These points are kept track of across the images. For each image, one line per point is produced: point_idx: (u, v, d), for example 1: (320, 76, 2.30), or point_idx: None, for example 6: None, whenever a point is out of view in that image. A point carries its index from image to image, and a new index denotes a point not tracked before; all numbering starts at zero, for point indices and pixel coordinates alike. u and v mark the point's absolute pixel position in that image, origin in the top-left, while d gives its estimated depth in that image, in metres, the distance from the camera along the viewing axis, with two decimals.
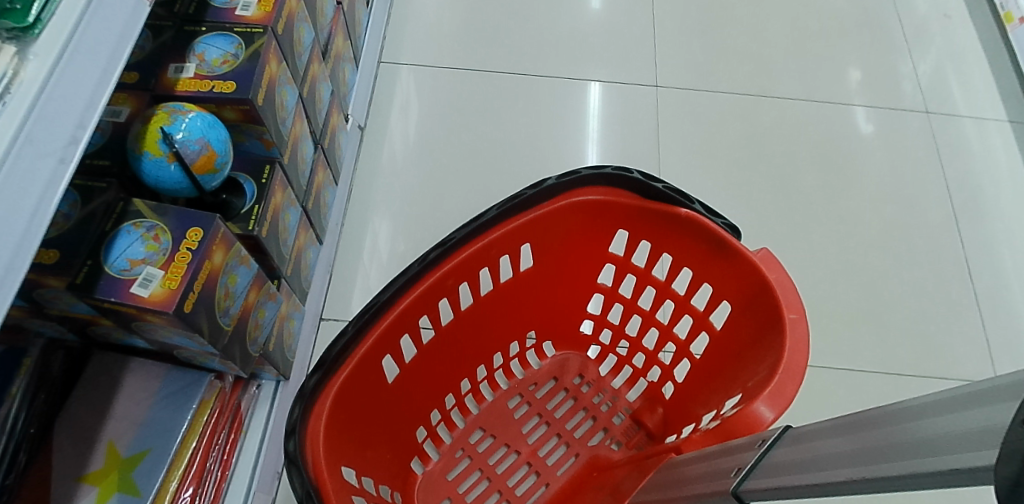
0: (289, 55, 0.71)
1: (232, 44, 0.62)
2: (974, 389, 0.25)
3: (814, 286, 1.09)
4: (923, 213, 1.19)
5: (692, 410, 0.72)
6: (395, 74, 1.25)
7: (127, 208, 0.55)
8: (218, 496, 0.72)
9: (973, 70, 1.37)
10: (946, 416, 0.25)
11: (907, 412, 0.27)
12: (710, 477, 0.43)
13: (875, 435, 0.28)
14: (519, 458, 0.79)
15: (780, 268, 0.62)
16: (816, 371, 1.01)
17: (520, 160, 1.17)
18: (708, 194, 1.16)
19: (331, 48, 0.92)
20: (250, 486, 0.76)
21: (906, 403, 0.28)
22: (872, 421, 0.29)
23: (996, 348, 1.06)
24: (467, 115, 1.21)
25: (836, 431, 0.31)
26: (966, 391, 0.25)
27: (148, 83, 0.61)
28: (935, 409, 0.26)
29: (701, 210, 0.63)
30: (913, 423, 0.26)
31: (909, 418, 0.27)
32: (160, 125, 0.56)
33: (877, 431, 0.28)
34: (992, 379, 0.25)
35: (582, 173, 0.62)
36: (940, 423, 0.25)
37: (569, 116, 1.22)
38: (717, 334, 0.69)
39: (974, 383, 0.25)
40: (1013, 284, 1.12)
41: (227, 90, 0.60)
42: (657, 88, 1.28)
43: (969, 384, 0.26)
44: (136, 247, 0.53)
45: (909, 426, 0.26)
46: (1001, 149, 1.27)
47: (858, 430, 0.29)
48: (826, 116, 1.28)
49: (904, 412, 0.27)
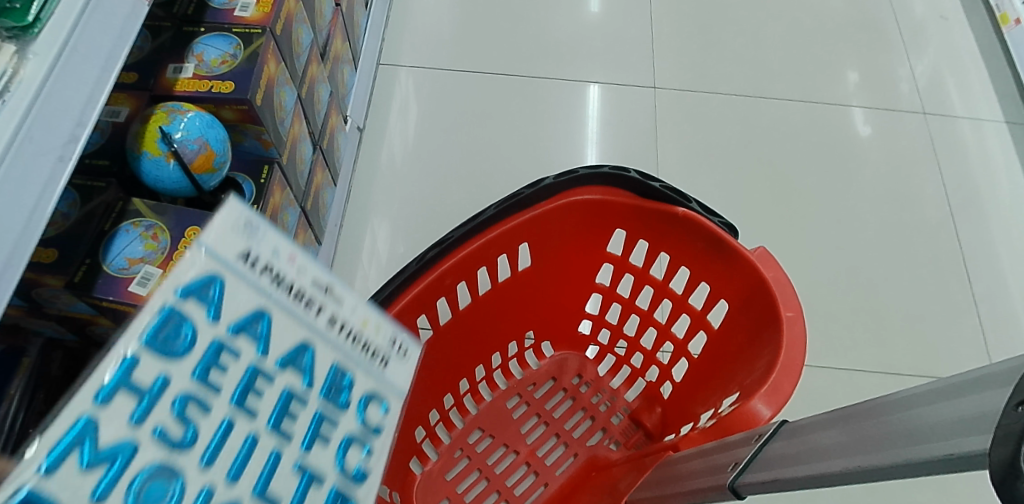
0: (288, 55, 0.71)
1: (231, 44, 0.63)
2: (967, 377, 0.25)
3: (812, 286, 1.09)
4: (920, 213, 1.19)
5: (691, 409, 0.72)
6: (394, 75, 1.25)
7: (126, 208, 0.55)
8: None
9: (970, 70, 1.38)
10: (939, 405, 0.25)
11: (900, 402, 0.27)
12: (706, 473, 0.43)
13: (870, 426, 0.28)
14: (518, 458, 0.79)
15: (777, 266, 0.62)
16: (815, 371, 1.01)
17: (519, 161, 1.17)
18: (705, 194, 1.16)
19: (330, 49, 0.93)
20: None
21: (899, 394, 0.28)
22: (866, 413, 0.29)
23: (994, 346, 1.06)
24: (467, 116, 1.21)
25: (831, 424, 0.31)
26: (959, 379, 0.25)
27: (147, 83, 0.61)
28: (928, 398, 0.26)
29: (698, 208, 0.64)
30: (907, 412, 0.26)
31: (901, 408, 0.27)
32: (159, 124, 0.56)
33: (871, 422, 0.28)
34: (983, 368, 0.25)
35: (580, 172, 0.63)
36: (934, 411, 0.25)
37: (568, 117, 1.23)
38: (715, 333, 0.69)
39: (967, 372, 0.26)
40: (1011, 284, 1.12)
41: (225, 90, 0.61)
42: (655, 89, 1.28)
43: (962, 373, 0.26)
44: (134, 245, 0.53)
45: (902, 416, 0.27)
46: (998, 148, 1.28)
47: (852, 422, 0.30)
48: (824, 116, 1.29)
49: (896, 403, 0.28)
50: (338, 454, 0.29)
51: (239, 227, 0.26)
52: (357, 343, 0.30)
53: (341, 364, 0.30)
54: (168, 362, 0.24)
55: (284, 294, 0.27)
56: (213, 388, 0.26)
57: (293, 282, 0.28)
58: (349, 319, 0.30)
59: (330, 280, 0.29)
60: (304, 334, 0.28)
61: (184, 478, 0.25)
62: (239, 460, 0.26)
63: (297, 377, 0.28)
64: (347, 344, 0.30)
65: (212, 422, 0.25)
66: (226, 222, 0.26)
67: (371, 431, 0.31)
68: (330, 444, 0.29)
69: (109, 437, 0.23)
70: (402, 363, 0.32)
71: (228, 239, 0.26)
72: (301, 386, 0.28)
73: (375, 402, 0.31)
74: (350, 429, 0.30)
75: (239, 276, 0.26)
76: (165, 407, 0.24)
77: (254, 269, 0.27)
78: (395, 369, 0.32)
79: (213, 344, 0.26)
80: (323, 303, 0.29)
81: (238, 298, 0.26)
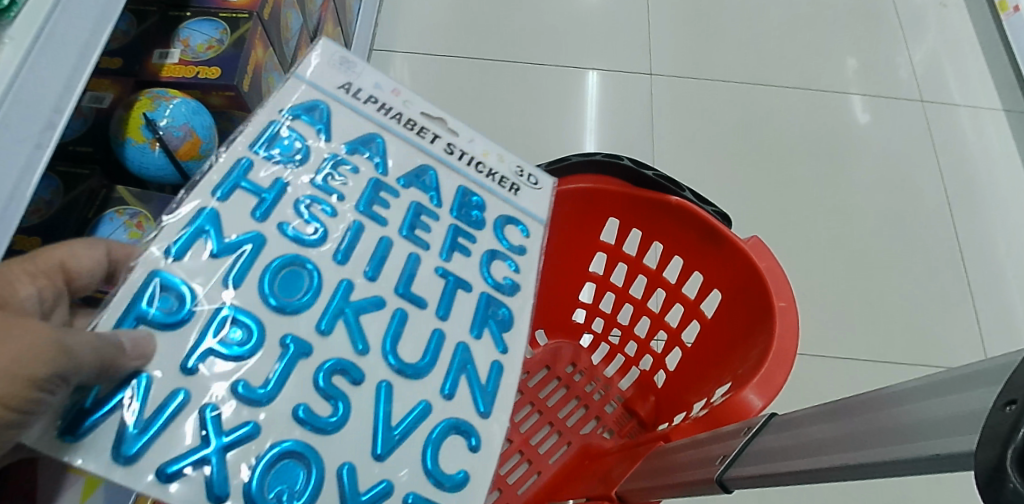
0: (276, 41, 0.70)
1: (217, 29, 0.61)
2: (959, 372, 0.24)
3: (808, 275, 1.09)
4: (917, 202, 1.18)
5: (685, 399, 0.71)
6: (387, 61, 1.24)
7: (110, 195, 0.55)
8: None
9: (968, 57, 1.37)
10: (930, 401, 0.25)
11: (891, 397, 0.27)
12: (696, 465, 0.42)
13: (861, 421, 0.28)
14: (511, 447, 0.77)
15: (770, 256, 0.62)
16: (809, 360, 1.01)
17: (513, 148, 1.16)
18: (701, 182, 1.15)
19: (321, 34, 0.91)
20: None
21: (889, 388, 0.27)
22: (856, 406, 0.29)
23: (989, 335, 1.06)
24: (461, 103, 1.20)
25: (819, 418, 0.31)
26: (951, 373, 0.25)
27: (132, 68, 0.59)
28: (919, 393, 0.25)
29: (692, 197, 0.63)
30: (898, 408, 0.26)
31: (891, 404, 0.27)
32: (143, 111, 0.55)
33: (862, 417, 0.28)
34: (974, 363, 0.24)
35: (573, 159, 0.64)
36: (925, 408, 0.25)
37: (563, 104, 1.22)
38: (708, 322, 0.69)
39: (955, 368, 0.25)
40: (1007, 273, 1.12)
41: (211, 76, 0.59)
42: (651, 76, 1.27)
43: (954, 367, 0.25)
44: (118, 233, 0.52)
45: (893, 412, 0.26)
46: (996, 137, 1.27)
47: (842, 416, 0.29)
48: (822, 104, 1.28)
49: (887, 397, 0.27)
50: (481, 262, 0.39)
51: (338, 66, 0.39)
52: (482, 170, 0.41)
53: (466, 186, 0.40)
54: (289, 170, 0.35)
55: (392, 120, 0.39)
56: (339, 191, 0.36)
57: (397, 111, 0.40)
58: (467, 151, 0.41)
59: (434, 115, 0.41)
60: (424, 160, 0.39)
61: (319, 264, 0.34)
62: (377, 252, 0.36)
63: (423, 192, 0.39)
64: (469, 169, 0.41)
65: (344, 218, 0.36)
66: (329, 65, 0.39)
67: (514, 246, 0.40)
68: (471, 254, 0.39)
69: (234, 229, 0.33)
70: (530, 189, 0.42)
71: (335, 81, 0.39)
72: (430, 202, 0.39)
73: (510, 221, 0.41)
74: (489, 244, 0.40)
75: (349, 102, 0.38)
76: (292, 207, 0.35)
77: (364, 99, 0.39)
78: (525, 195, 0.42)
79: (333, 157, 0.37)
80: (436, 135, 0.40)
81: (349, 127, 0.38)
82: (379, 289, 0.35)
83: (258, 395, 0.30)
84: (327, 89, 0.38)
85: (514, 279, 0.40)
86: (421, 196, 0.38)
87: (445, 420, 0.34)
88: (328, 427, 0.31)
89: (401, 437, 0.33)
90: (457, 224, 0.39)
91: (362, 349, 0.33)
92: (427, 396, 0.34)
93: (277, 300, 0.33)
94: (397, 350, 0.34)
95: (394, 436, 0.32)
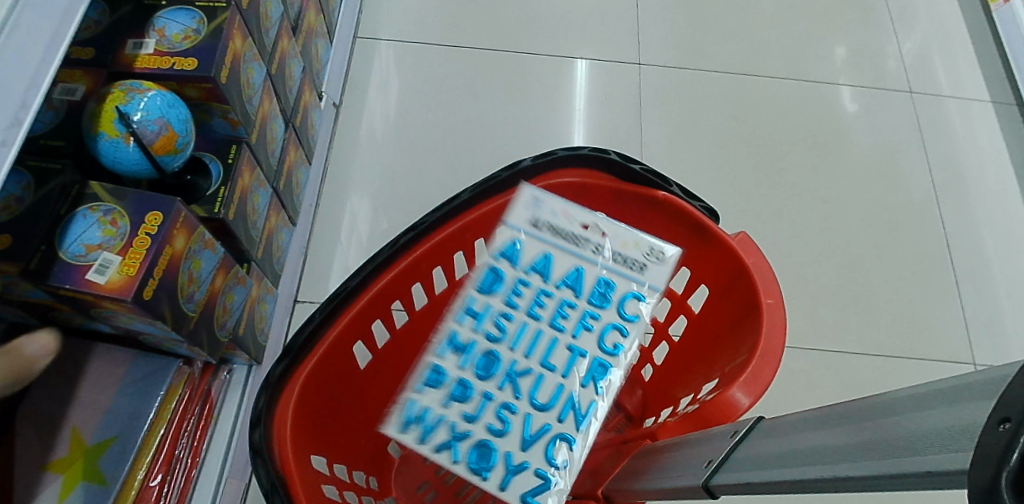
0: (255, 31, 0.68)
1: (194, 18, 0.60)
2: (954, 384, 0.24)
3: (796, 267, 1.09)
4: (905, 194, 1.19)
5: (672, 393, 0.70)
6: (372, 49, 1.22)
7: (83, 191, 0.53)
8: (184, 495, 0.71)
9: (957, 48, 1.37)
10: (927, 413, 0.24)
11: (887, 405, 0.27)
12: (681, 468, 0.42)
13: (855, 430, 0.28)
14: None
15: (758, 252, 0.62)
16: (797, 353, 1.01)
17: (501, 139, 1.14)
18: (690, 173, 1.15)
19: (302, 22, 0.90)
20: (218, 485, 0.75)
21: (885, 395, 0.27)
22: (852, 414, 0.29)
23: (974, 327, 1.06)
24: (448, 92, 1.18)
25: (813, 425, 0.31)
26: (947, 384, 0.25)
27: (105, 59, 0.58)
28: (914, 404, 0.25)
29: (679, 193, 0.62)
30: (893, 418, 0.26)
31: (884, 414, 0.27)
32: (116, 104, 0.53)
33: (857, 425, 0.28)
34: (970, 374, 0.24)
35: (559, 154, 0.62)
36: (919, 420, 0.24)
37: (551, 94, 1.20)
38: (695, 317, 0.68)
39: (954, 376, 0.25)
40: (993, 265, 1.13)
41: (188, 67, 0.58)
42: (640, 66, 1.26)
43: (951, 377, 0.25)
44: (92, 231, 0.51)
45: (887, 422, 0.26)
46: (984, 128, 1.27)
47: (838, 423, 0.29)
48: (811, 94, 1.27)
49: (879, 407, 0.27)
50: (600, 333, 0.46)
51: (529, 204, 0.47)
52: (622, 261, 0.47)
53: (606, 275, 0.47)
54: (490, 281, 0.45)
55: (559, 239, 0.46)
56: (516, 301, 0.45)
57: (563, 230, 0.46)
58: (615, 246, 0.47)
59: (593, 223, 0.47)
60: (576, 262, 0.46)
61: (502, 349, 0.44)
62: (533, 338, 0.45)
63: (568, 287, 0.46)
64: (612, 262, 0.47)
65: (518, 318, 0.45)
66: (523, 204, 0.47)
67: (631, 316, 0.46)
68: (594, 328, 0.46)
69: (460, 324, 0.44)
70: (656, 264, 0.47)
71: (525, 216, 0.47)
72: (572, 294, 0.46)
73: (635, 297, 0.46)
74: (612, 318, 0.46)
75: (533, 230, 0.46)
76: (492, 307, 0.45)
77: (543, 227, 0.46)
78: (653, 271, 0.47)
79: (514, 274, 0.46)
80: (595, 243, 0.47)
81: (530, 245, 0.46)
82: (529, 362, 0.45)
83: (470, 417, 0.43)
84: (520, 225, 0.46)
85: (625, 344, 0.46)
86: (567, 291, 0.46)
87: (559, 436, 0.44)
88: (498, 432, 0.43)
89: (534, 438, 0.43)
90: (589, 306, 0.46)
91: (518, 396, 0.44)
92: (548, 420, 0.44)
93: (483, 370, 0.44)
94: (539, 396, 0.44)
95: (530, 437, 0.43)
